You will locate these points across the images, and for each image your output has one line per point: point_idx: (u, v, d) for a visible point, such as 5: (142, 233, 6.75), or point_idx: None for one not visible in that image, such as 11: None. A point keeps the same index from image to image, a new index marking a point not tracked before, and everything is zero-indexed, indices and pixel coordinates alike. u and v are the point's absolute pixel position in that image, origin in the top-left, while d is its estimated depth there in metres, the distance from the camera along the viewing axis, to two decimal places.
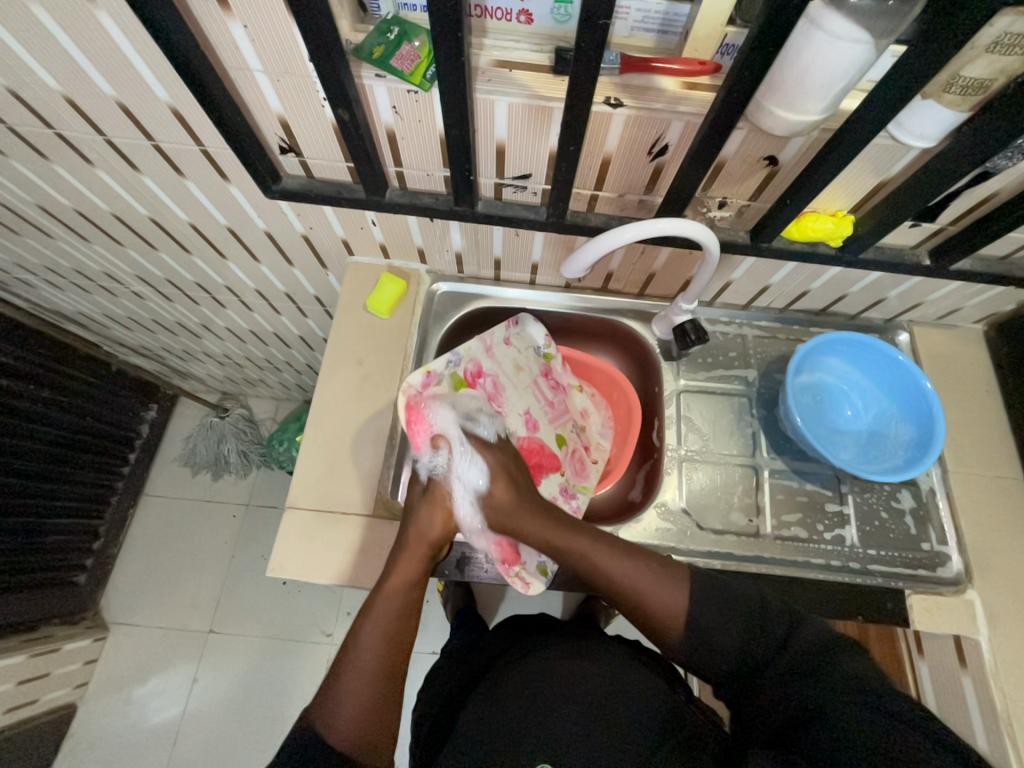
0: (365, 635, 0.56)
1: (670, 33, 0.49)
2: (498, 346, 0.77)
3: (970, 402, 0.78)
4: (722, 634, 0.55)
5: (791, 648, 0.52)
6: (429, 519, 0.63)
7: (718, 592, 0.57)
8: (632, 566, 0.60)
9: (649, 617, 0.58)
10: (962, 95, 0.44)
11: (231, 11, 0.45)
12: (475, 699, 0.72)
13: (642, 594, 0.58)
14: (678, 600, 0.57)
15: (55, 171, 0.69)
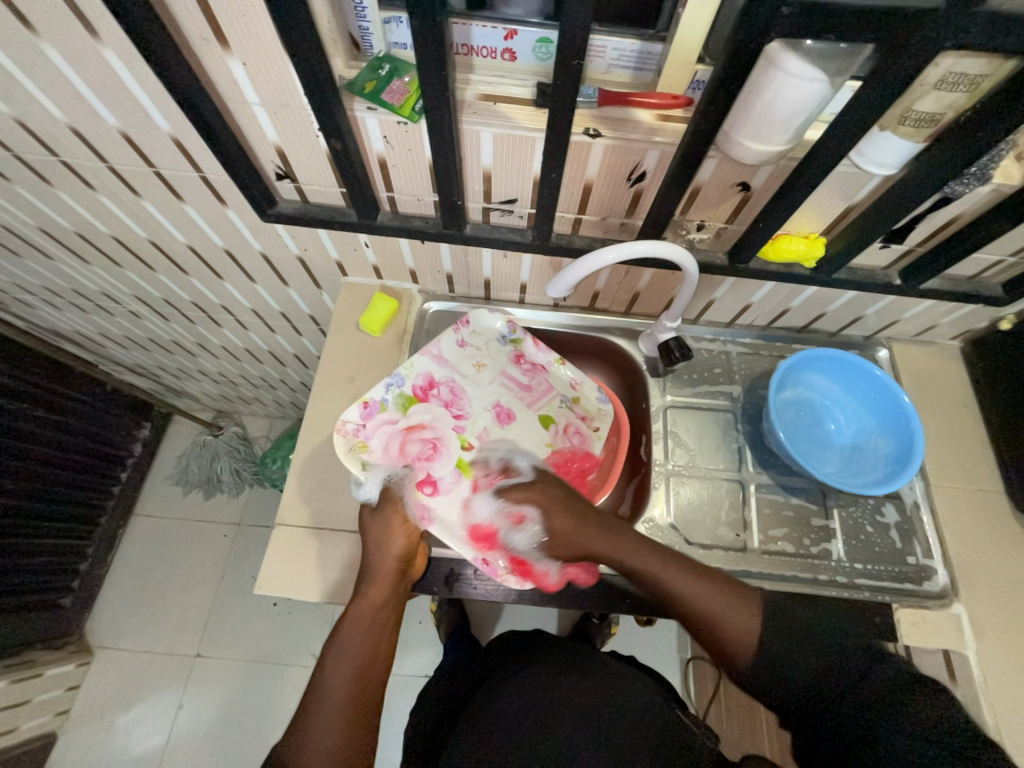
0: (334, 665, 0.56)
1: (645, 69, 0.53)
2: (451, 349, 0.76)
3: (950, 416, 0.80)
4: (800, 671, 0.55)
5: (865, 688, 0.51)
6: (384, 533, 0.64)
7: (801, 628, 0.57)
8: (708, 587, 0.61)
9: (718, 639, 0.59)
10: (916, 127, 0.47)
11: (230, 49, 0.48)
12: (465, 720, 0.71)
13: (716, 617, 0.59)
14: (750, 624, 0.58)
15: (58, 196, 0.72)
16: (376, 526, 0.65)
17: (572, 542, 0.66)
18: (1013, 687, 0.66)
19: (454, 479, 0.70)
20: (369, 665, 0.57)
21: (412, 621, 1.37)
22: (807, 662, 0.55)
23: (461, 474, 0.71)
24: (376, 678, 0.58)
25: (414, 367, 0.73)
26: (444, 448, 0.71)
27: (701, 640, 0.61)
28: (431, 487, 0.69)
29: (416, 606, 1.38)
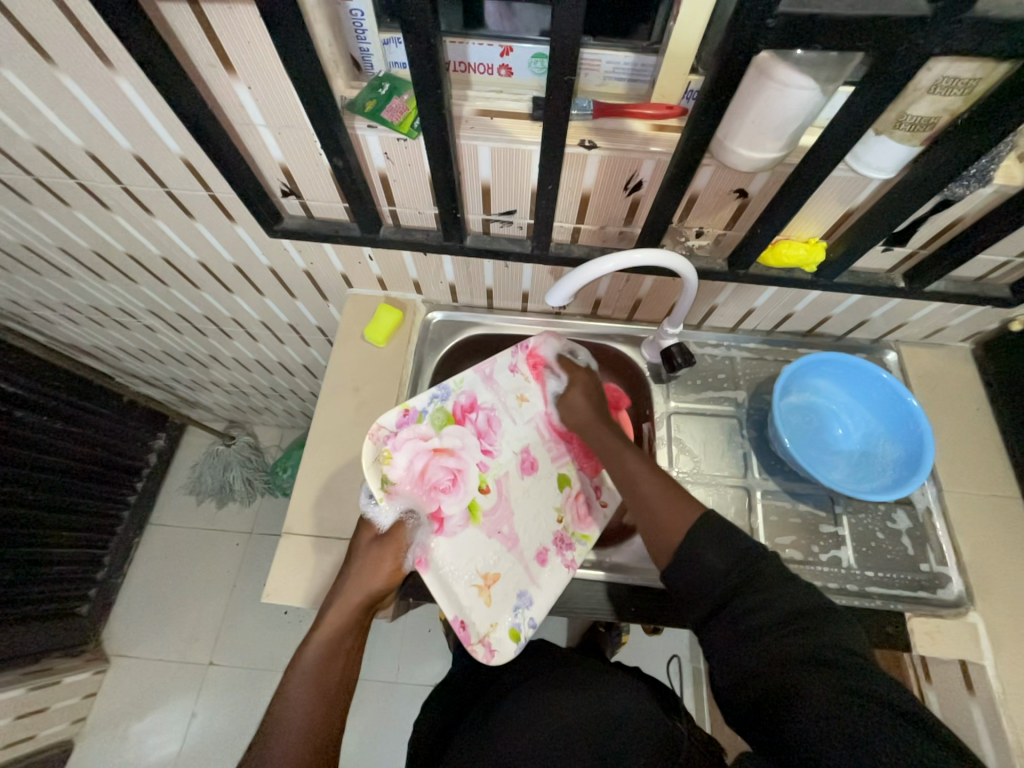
0: (296, 695, 0.56)
1: (640, 81, 0.54)
2: (504, 374, 0.78)
3: (962, 420, 0.79)
4: (711, 570, 0.53)
5: (774, 605, 0.50)
6: (367, 560, 0.65)
7: (721, 536, 0.55)
8: (657, 482, 0.62)
9: (649, 522, 0.60)
10: (912, 130, 0.47)
11: (236, 74, 0.50)
12: (472, 732, 0.71)
13: (655, 504, 0.60)
14: (682, 519, 0.57)
15: (75, 216, 0.75)
16: (360, 553, 0.66)
17: (572, 409, 0.76)
18: None
19: (461, 523, 0.70)
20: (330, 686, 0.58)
21: (421, 629, 1.37)
22: (718, 566, 0.53)
23: (471, 520, 0.70)
24: (339, 707, 0.57)
25: (461, 390, 0.74)
26: (462, 485, 0.71)
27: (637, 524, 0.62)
28: (438, 523, 0.69)
29: (425, 614, 1.38)
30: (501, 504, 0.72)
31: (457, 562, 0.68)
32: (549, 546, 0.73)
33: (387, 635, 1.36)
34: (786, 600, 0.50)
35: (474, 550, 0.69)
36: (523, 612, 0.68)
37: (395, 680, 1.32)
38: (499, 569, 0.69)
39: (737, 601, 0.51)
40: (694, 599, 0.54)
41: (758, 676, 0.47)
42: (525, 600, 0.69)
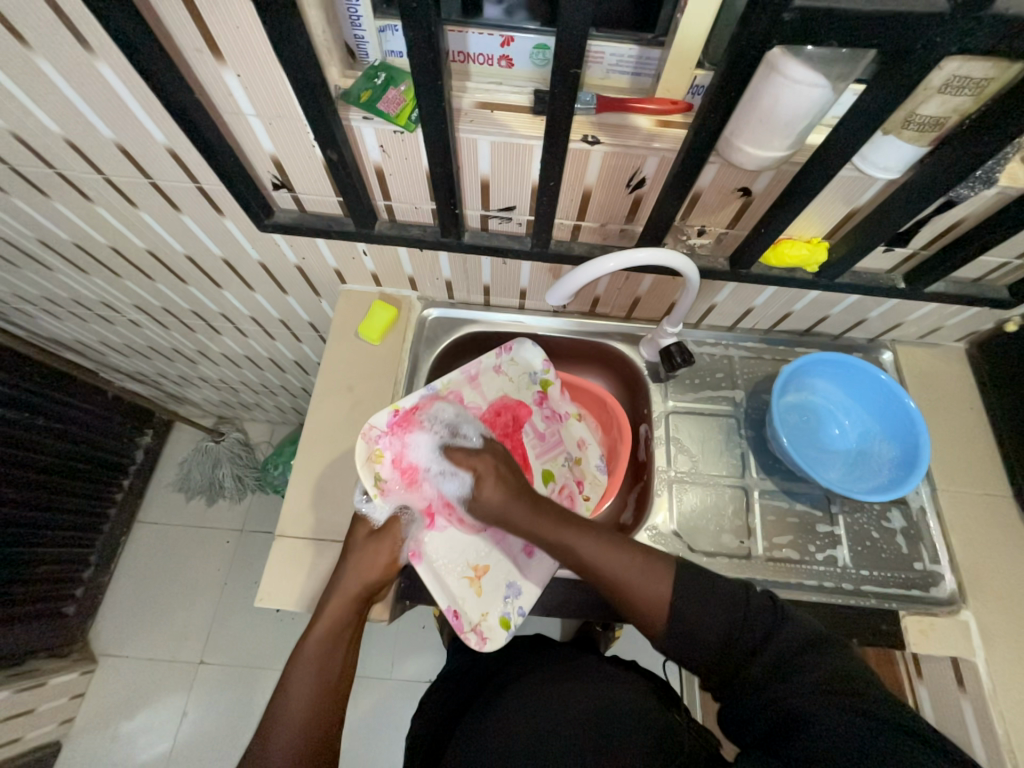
0: (297, 686, 0.54)
1: (644, 74, 0.52)
2: (488, 375, 0.78)
3: (955, 419, 0.79)
4: (709, 632, 0.53)
5: (776, 646, 0.51)
6: (365, 554, 0.64)
7: (712, 592, 0.55)
8: (620, 559, 0.58)
9: (634, 609, 0.56)
10: (920, 131, 0.46)
11: (224, 61, 0.47)
12: (469, 725, 0.71)
13: (626, 585, 0.57)
14: (660, 591, 0.55)
15: (54, 207, 0.72)
16: (357, 549, 0.64)
17: (489, 508, 0.63)
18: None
19: (452, 517, 0.71)
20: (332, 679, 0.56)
21: (416, 626, 1.36)
22: (715, 623, 0.54)
23: (460, 515, 0.72)
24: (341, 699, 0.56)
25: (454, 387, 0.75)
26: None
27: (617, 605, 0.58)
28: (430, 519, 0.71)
29: (419, 611, 1.38)
30: None
31: (448, 555, 0.69)
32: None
33: (381, 632, 1.36)
34: (787, 641, 0.51)
35: (466, 543, 0.70)
36: (512, 602, 0.69)
37: (389, 677, 1.31)
38: (490, 561, 0.70)
39: (740, 647, 0.52)
40: (698, 659, 0.54)
41: (768, 714, 0.48)
42: (515, 590, 0.69)
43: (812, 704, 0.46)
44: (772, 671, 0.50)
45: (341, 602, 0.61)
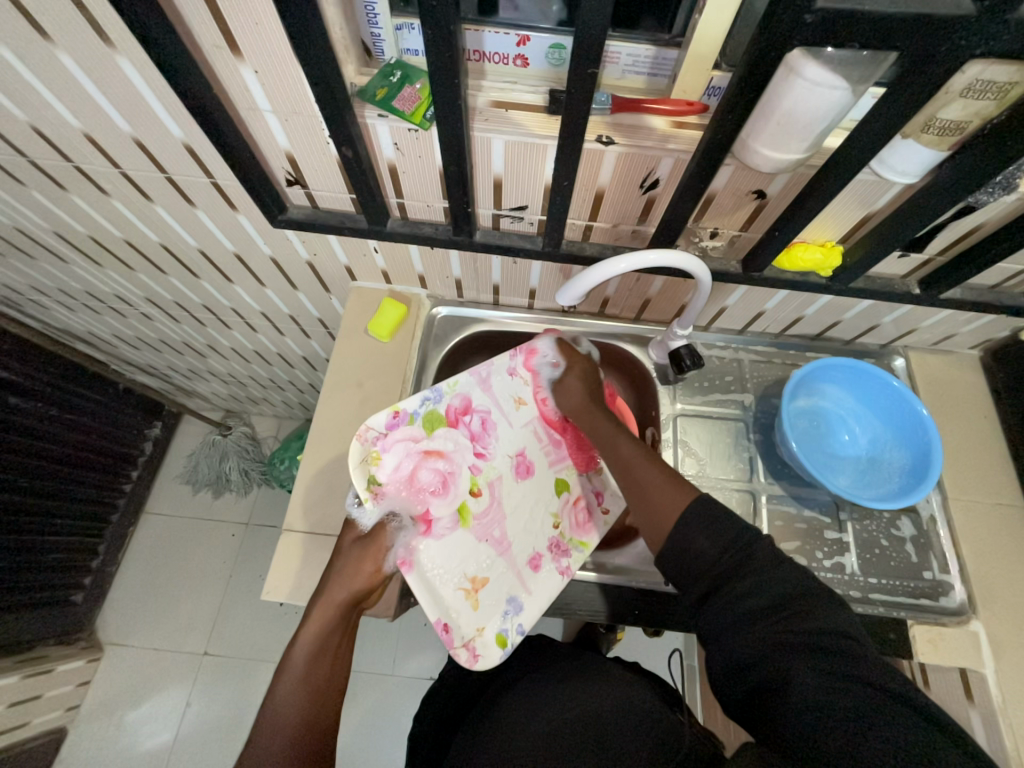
0: (284, 699, 0.54)
1: (660, 75, 0.52)
2: (500, 379, 0.77)
3: (968, 427, 0.78)
4: (703, 555, 0.52)
5: (761, 587, 0.49)
6: (353, 558, 0.64)
7: (711, 517, 0.53)
8: (649, 469, 0.61)
9: (649, 517, 0.58)
10: (940, 135, 0.45)
11: (243, 57, 0.48)
12: (473, 724, 0.72)
13: (648, 489, 0.59)
14: (673, 507, 0.56)
15: (71, 200, 0.72)
16: (342, 554, 0.64)
17: (570, 395, 0.75)
18: None
19: (450, 525, 0.70)
20: (323, 683, 0.56)
21: (419, 623, 1.37)
22: (707, 548, 0.52)
23: (460, 524, 0.70)
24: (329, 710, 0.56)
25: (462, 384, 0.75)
26: (451, 488, 0.71)
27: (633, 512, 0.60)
28: (426, 526, 0.69)
29: (422, 609, 1.38)
30: (493, 508, 0.72)
31: (443, 565, 0.68)
32: (543, 552, 0.72)
33: (384, 628, 1.36)
34: (774, 583, 0.49)
35: (464, 554, 0.69)
36: (512, 618, 0.68)
37: (391, 673, 1.32)
38: (488, 574, 0.69)
39: (727, 584, 0.50)
40: (683, 582, 0.53)
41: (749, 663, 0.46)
42: (515, 605, 0.68)
43: (793, 661, 0.45)
44: (757, 617, 0.48)
45: (331, 604, 0.61)
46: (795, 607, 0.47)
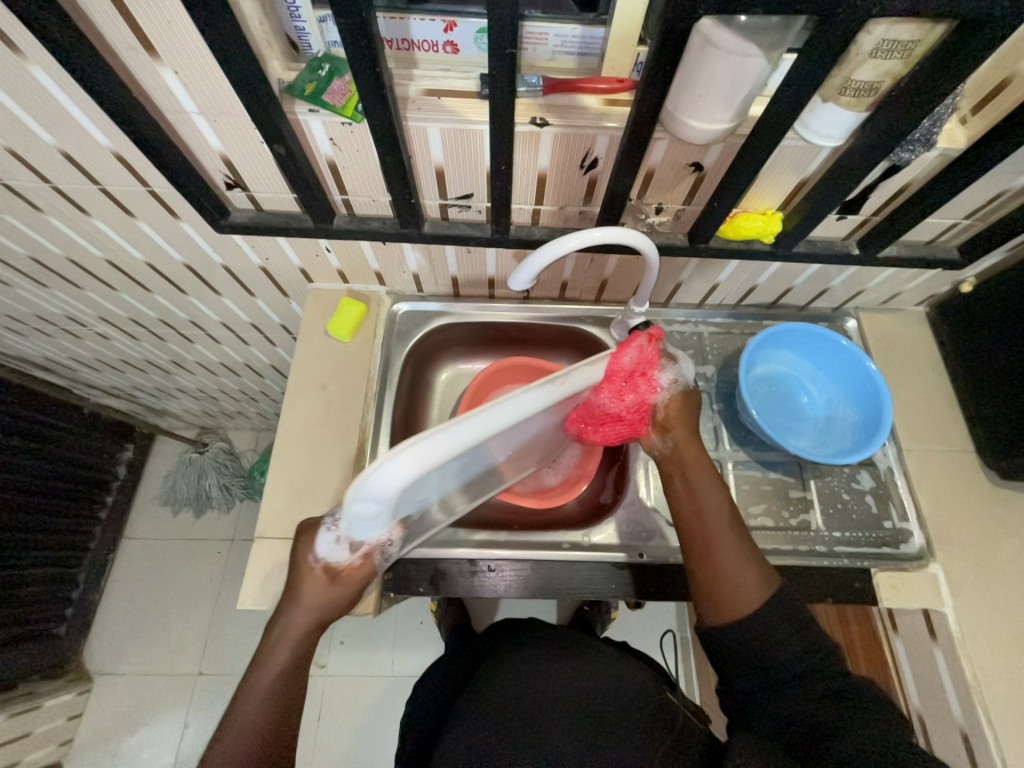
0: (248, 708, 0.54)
1: (589, 54, 0.52)
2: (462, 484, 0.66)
3: (918, 381, 0.81)
4: (787, 651, 0.54)
5: (839, 685, 0.52)
6: (320, 605, 0.57)
7: (798, 616, 0.56)
8: (735, 543, 0.59)
9: (725, 580, 0.57)
10: (857, 96, 0.47)
11: (160, 58, 0.47)
12: (469, 698, 0.72)
13: (731, 567, 0.57)
14: (754, 596, 0.56)
15: (5, 221, 0.70)
16: (313, 593, 0.57)
17: (675, 437, 0.65)
18: (991, 642, 0.67)
19: None
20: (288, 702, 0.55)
21: (413, 621, 1.37)
22: (799, 642, 0.54)
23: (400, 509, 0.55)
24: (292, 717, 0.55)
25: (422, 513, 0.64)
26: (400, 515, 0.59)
27: (696, 573, 0.59)
28: None
29: (416, 607, 1.38)
30: None
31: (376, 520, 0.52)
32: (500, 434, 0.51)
33: (378, 629, 1.36)
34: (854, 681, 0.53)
35: (417, 495, 0.49)
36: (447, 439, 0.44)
37: (390, 674, 1.32)
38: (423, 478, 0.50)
39: (804, 673, 0.53)
40: (745, 655, 0.55)
41: (809, 723, 0.51)
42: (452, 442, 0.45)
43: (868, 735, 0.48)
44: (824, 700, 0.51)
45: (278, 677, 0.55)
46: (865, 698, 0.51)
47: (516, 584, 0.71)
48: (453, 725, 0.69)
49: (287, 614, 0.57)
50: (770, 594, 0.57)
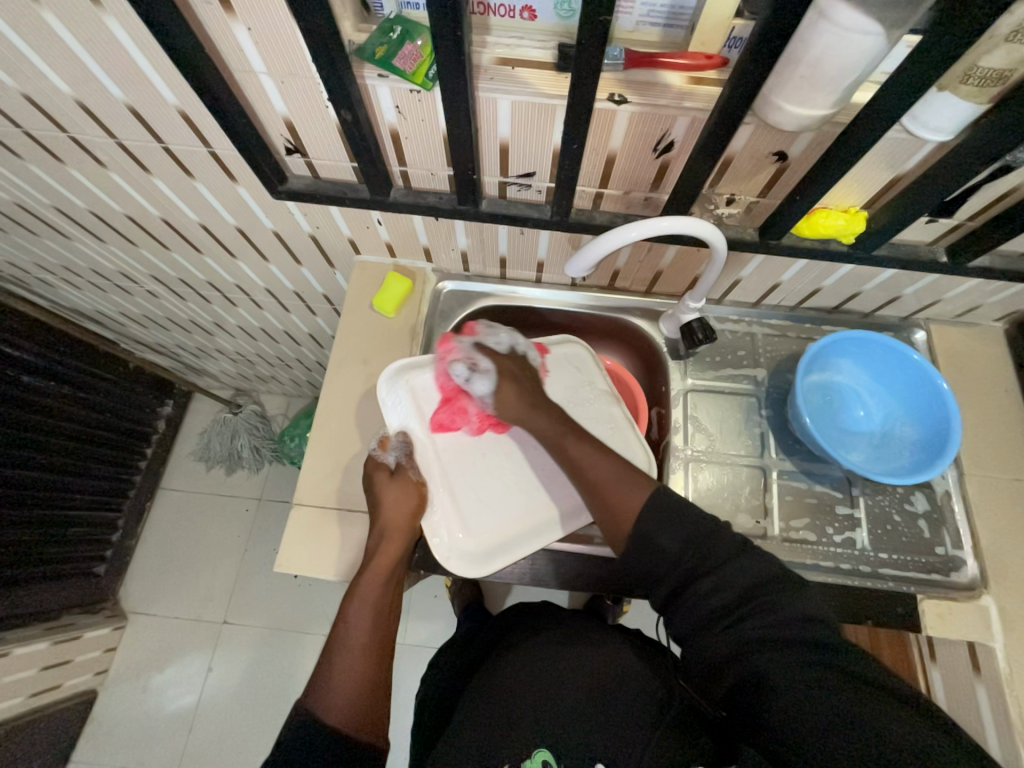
0: (354, 617, 0.59)
1: (676, 27, 0.48)
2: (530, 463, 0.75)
3: (989, 402, 0.76)
4: (666, 553, 0.55)
5: (725, 582, 0.53)
6: (398, 494, 0.67)
7: (671, 514, 0.57)
8: (605, 463, 0.63)
9: (609, 512, 0.60)
10: (979, 86, 0.42)
11: (234, 13, 0.45)
12: (484, 678, 0.72)
13: (607, 488, 0.61)
14: (637, 496, 0.59)
15: (70, 174, 0.71)
16: (389, 487, 0.67)
17: (511, 410, 0.71)
18: None
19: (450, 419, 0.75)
20: (384, 605, 0.61)
21: (428, 595, 1.40)
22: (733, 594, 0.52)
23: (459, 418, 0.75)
24: (389, 618, 0.61)
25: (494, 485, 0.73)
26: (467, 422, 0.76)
27: (600, 519, 0.62)
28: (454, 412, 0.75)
29: (431, 582, 1.41)
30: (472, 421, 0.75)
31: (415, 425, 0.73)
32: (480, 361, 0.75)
33: None
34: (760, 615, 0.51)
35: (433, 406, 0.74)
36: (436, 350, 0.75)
37: (403, 642, 1.36)
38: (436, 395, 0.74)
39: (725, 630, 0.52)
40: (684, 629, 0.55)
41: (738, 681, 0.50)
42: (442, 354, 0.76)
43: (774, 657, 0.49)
44: (723, 614, 0.52)
45: (384, 565, 0.63)
46: (764, 602, 0.51)
47: (544, 573, 0.70)
48: (472, 699, 0.69)
49: (385, 521, 0.65)
50: (660, 495, 0.58)
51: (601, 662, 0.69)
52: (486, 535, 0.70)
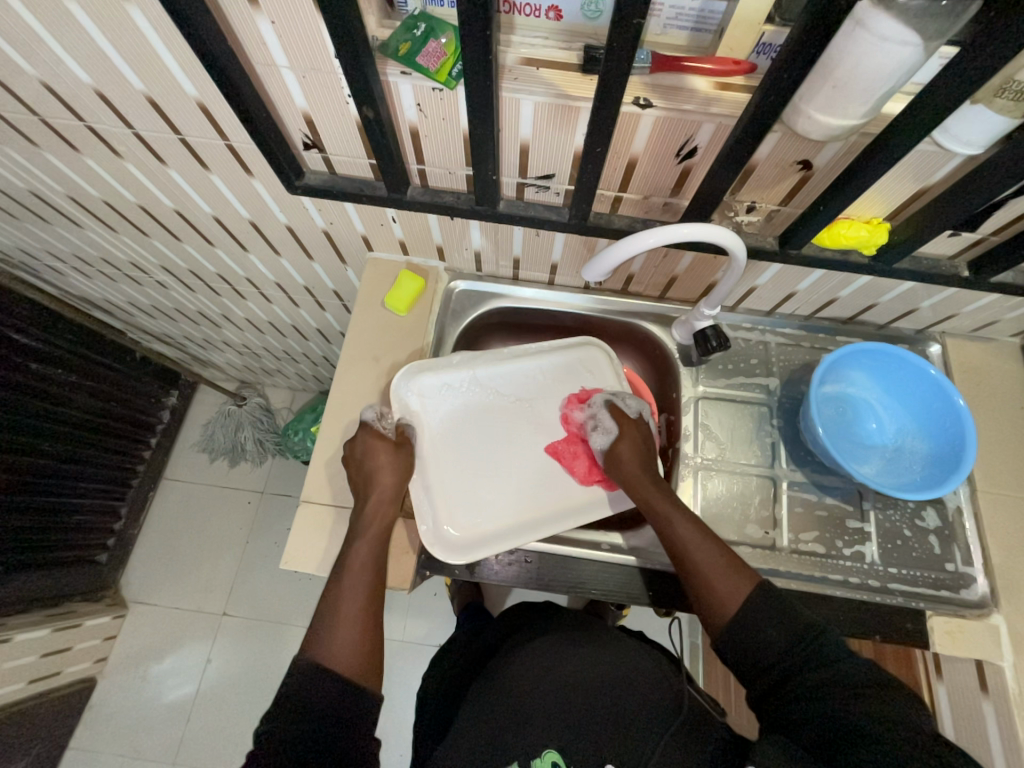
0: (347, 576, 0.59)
1: (704, 31, 0.47)
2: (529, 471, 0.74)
3: (1004, 418, 0.75)
4: (768, 640, 0.54)
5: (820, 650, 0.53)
6: (389, 460, 0.67)
7: (773, 608, 0.55)
8: (710, 549, 0.59)
9: (705, 598, 0.58)
10: (1015, 100, 0.42)
11: (259, 7, 0.45)
12: (485, 677, 0.72)
13: (710, 577, 0.58)
14: (742, 587, 0.57)
15: (85, 163, 0.71)
16: (381, 452, 0.67)
17: (625, 471, 0.68)
18: None
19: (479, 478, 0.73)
20: (376, 562, 0.61)
21: (428, 593, 1.40)
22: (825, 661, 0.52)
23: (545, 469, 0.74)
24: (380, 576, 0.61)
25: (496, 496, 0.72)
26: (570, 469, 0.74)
27: (687, 593, 0.60)
28: (564, 455, 0.75)
29: (431, 580, 1.41)
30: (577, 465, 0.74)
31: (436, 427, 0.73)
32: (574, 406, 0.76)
33: (395, 595, 1.40)
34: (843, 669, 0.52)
35: (443, 409, 0.74)
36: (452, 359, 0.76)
37: (402, 639, 1.36)
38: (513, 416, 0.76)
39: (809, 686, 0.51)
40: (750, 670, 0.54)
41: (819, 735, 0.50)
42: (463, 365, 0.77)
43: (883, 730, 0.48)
44: (823, 687, 0.51)
45: (375, 525, 0.63)
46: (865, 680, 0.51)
47: (548, 576, 0.70)
48: (475, 696, 0.70)
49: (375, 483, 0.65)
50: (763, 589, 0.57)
51: (599, 661, 0.68)
52: (472, 530, 0.70)
